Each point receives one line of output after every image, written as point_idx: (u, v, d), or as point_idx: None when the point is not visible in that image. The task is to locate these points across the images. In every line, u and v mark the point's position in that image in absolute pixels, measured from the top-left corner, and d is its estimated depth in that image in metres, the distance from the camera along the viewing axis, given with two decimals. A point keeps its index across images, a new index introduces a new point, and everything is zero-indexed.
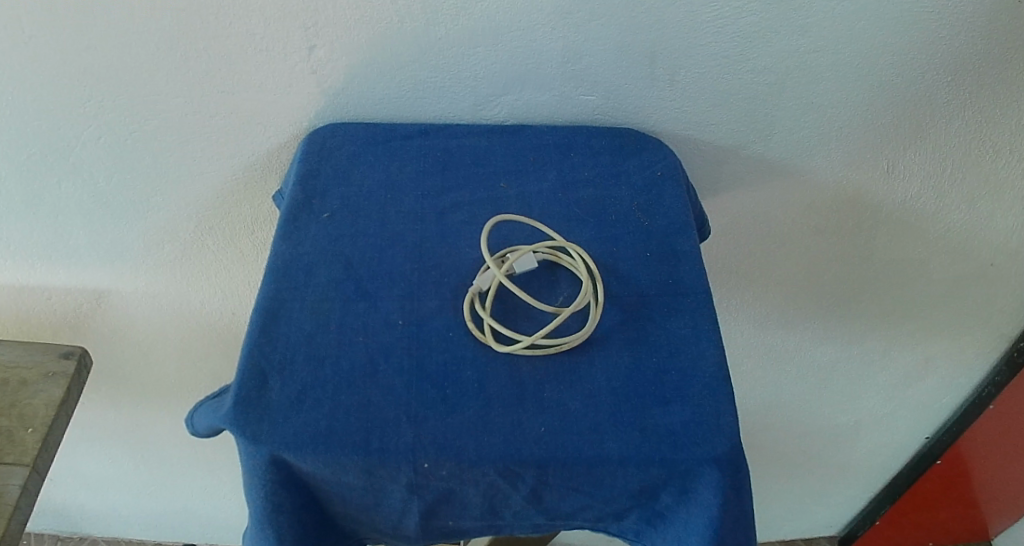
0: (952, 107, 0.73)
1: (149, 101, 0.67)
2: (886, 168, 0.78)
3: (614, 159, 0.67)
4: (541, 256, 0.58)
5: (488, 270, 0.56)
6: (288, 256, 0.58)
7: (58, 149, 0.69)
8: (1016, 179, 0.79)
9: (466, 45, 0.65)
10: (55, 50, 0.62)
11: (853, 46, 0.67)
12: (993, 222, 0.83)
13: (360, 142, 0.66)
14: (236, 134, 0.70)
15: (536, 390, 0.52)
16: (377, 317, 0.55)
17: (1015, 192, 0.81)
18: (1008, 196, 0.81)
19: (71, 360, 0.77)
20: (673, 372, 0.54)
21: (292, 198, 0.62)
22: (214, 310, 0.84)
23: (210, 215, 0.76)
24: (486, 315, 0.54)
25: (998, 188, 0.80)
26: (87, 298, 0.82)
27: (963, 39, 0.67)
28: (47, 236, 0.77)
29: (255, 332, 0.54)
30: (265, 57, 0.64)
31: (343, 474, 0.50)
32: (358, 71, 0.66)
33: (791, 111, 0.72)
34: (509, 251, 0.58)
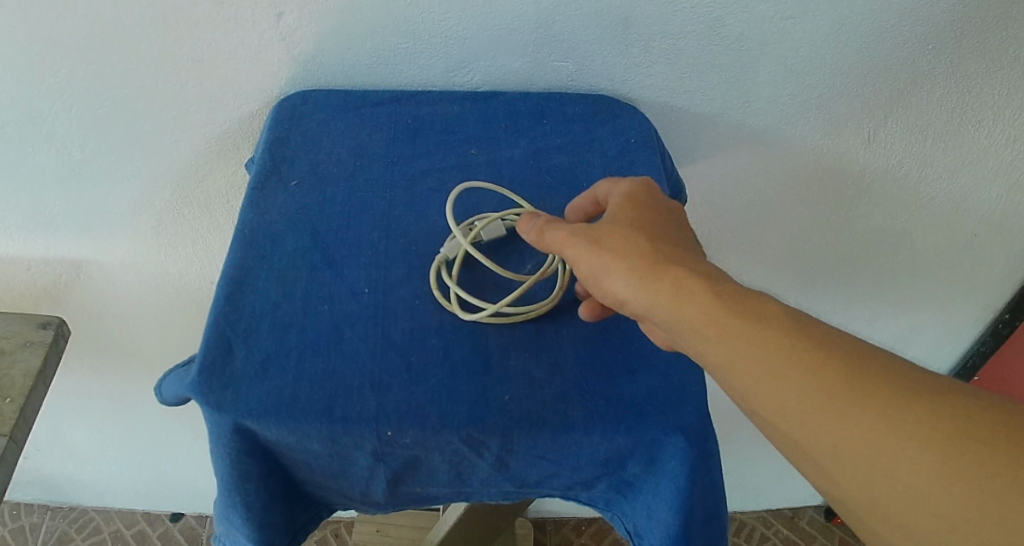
0: (934, 75, 0.71)
1: (119, 70, 0.66)
2: (868, 137, 0.77)
3: (588, 126, 0.66)
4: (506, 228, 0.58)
5: (454, 238, 0.56)
6: (255, 224, 0.57)
7: (29, 121, 0.68)
8: (1001, 148, 0.78)
9: (436, 12, 0.64)
10: (17, 21, 0.61)
11: (832, 11, 0.66)
12: (977, 192, 0.83)
13: (329, 108, 0.65)
14: (207, 104, 0.69)
15: (502, 358, 0.52)
16: (343, 286, 0.55)
17: (1000, 161, 0.80)
18: (993, 166, 0.80)
19: (49, 330, 0.76)
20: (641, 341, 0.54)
21: (260, 165, 0.61)
22: (193, 279, 0.84)
23: (185, 185, 0.76)
24: (452, 282, 0.54)
25: (981, 158, 0.79)
26: (67, 268, 0.82)
27: (945, 6, 0.66)
28: (22, 207, 0.76)
29: (219, 300, 0.53)
30: (233, 25, 0.63)
31: (308, 442, 0.50)
32: (327, 37, 0.65)
33: (770, 77, 0.71)
34: (475, 219, 0.58)
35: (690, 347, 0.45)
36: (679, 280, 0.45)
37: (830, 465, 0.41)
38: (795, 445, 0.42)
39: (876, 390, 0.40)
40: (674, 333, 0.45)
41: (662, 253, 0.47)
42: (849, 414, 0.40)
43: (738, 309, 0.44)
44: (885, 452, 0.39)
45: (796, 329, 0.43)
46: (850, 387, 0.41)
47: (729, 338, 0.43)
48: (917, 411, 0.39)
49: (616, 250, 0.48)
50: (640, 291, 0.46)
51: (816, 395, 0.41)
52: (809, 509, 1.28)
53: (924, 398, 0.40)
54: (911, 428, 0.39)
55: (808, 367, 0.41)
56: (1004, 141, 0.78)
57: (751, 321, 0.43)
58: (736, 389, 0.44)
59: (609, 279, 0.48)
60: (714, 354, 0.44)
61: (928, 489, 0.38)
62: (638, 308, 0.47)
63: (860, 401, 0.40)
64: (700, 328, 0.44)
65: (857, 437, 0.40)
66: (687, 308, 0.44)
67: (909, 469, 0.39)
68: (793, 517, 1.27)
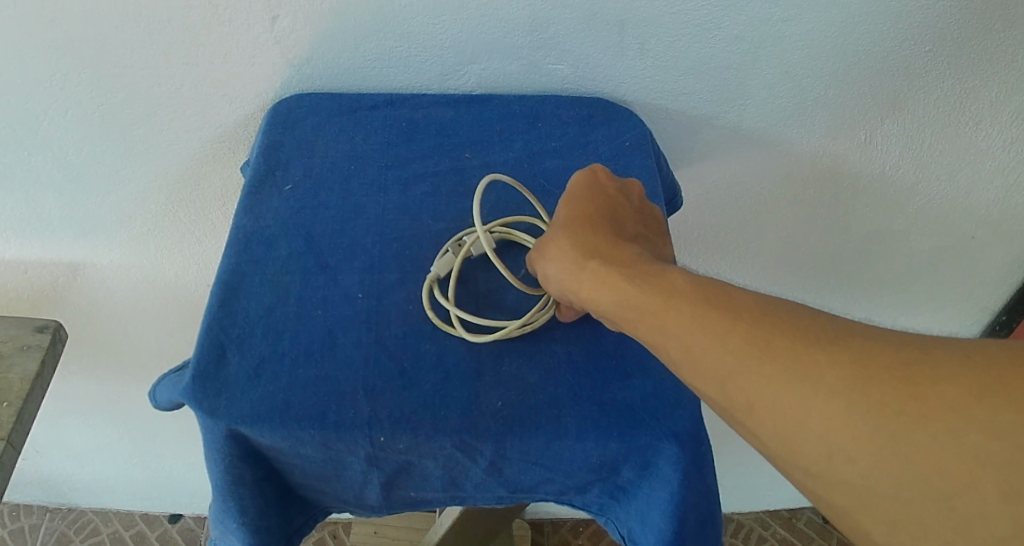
0: (930, 76, 0.71)
1: (116, 74, 0.66)
2: (864, 139, 0.77)
3: (582, 129, 0.66)
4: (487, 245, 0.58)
5: (445, 258, 0.56)
6: (250, 228, 0.58)
7: (25, 124, 0.69)
8: (998, 151, 0.78)
9: (431, 14, 0.64)
10: (11, 24, 0.61)
11: (829, 13, 0.66)
12: (974, 194, 0.82)
13: (324, 112, 0.65)
14: (203, 107, 0.69)
15: (495, 363, 0.53)
16: (336, 291, 0.55)
17: (997, 163, 0.79)
18: (990, 167, 0.80)
19: (47, 332, 0.77)
20: (634, 347, 0.54)
21: (255, 169, 0.61)
22: (190, 282, 0.84)
23: (181, 188, 0.76)
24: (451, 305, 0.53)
25: (978, 160, 0.79)
26: (65, 271, 0.82)
27: (941, 8, 0.66)
28: (19, 210, 0.76)
29: (213, 305, 0.53)
30: (228, 28, 0.63)
31: (301, 447, 0.50)
32: (322, 40, 0.65)
33: (765, 79, 0.71)
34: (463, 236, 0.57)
35: (617, 328, 0.47)
36: (598, 268, 0.48)
37: (792, 448, 0.39)
38: (755, 435, 0.41)
39: (819, 360, 0.39)
40: (603, 318, 0.48)
41: (588, 244, 0.50)
42: (797, 389, 0.39)
43: (667, 296, 0.44)
44: (842, 422, 0.38)
45: (731, 310, 0.43)
46: (793, 362, 0.40)
47: (665, 327, 0.44)
48: (865, 375, 0.38)
49: (553, 247, 0.52)
50: (570, 284, 0.50)
51: (760, 375, 0.40)
52: (807, 509, 1.28)
53: (870, 359, 0.38)
54: (862, 394, 0.38)
55: (747, 348, 0.41)
56: (1000, 143, 0.77)
57: (681, 309, 0.44)
58: (686, 381, 0.44)
59: (547, 277, 0.52)
60: (653, 343, 0.45)
61: (893, 452, 0.37)
62: (572, 298, 0.50)
63: (806, 375, 0.39)
64: (621, 313, 0.46)
65: (811, 412, 0.39)
66: (604, 296, 0.47)
67: (873, 436, 0.37)
68: (791, 518, 1.27)
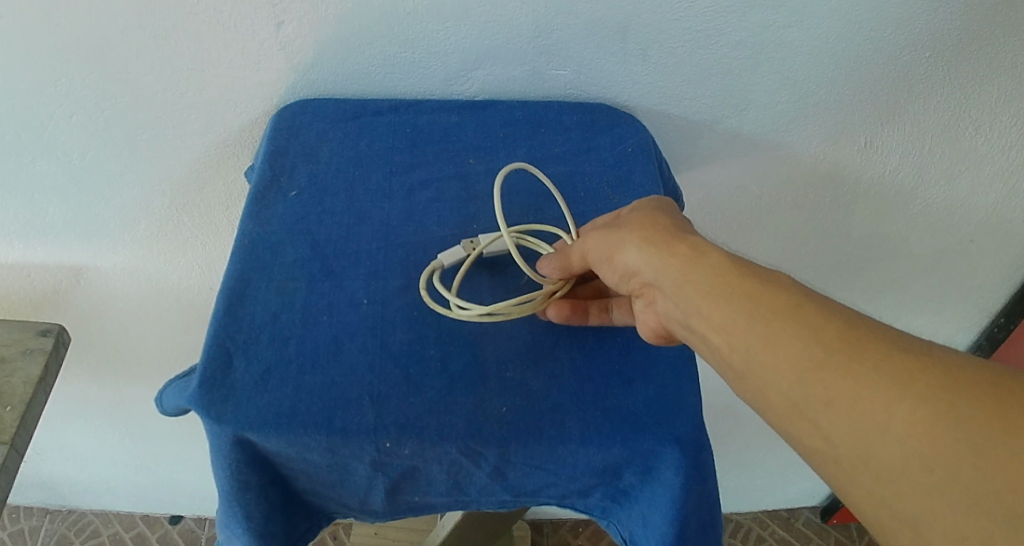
0: (932, 82, 0.72)
1: (121, 79, 0.66)
2: (865, 144, 0.77)
3: (585, 135, 0.67)
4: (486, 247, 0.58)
5: (456, 253, 0.57)
6: (255, 234, 0.58)
7: (29, 128, 0.69)
8: (998, 155, 0.78)
9: (435, 21, 0.64)
10: (15, 29, 0.61)
11: (832, 19, 0.66)
12: (974, 198, 0.83)
13: (328, 117, 0.66)
14: (207, 112, 0.69)
15: (499, 370, 0.53)
16: (342, 297, 0.55)
17: (997, 167, 0.80)
18: (991, 171, 0.80)
19: (49, 337, 0.77)
20: (636, 353, 0.55)
21: (260, 175, 0.62)
22: (192, 285, 0.85)
23: (184, 192, 0.76)
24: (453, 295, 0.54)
25: (979, 164, 0.79)
26: (67, 274, 0.82)
27: (943, 14, 0.67)
28: (22, 213, 0.76)
29: (220, 310, 0.54)
30: (233, 34, 0.64)
31: (307, 453, 0.50)
32: (327, 46, 0.65)
33: (767, 85, 0.71)
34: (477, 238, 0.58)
35: (692, 308, 0.47)
36: (688, 252, 0.49)
37: (865, 448, 0.40)
38: (823, 434, 0.41)
39: (908, 367, 0.40)
40: (677, 297, 0.48)
41: (674, 232, 0.51)
42: (881, 392, 0.40)
43: (758, 290, 0.46)
44: (925, 425, 0.38)
45: (822, 311, 0.44)
46: (882, 363, 0.41)
47: (751, 317, 0.45)
48: (954, 384, 0.39)
49: (632, 227, 0.52)
50: (652, 258, 0.50)
51: (848, 371, 0.41)
52: (805, 509, 1.28)
53: (958, 373, 0.39)
54: (950, 402, 0.38)
55: (835, 345, 0.42)
56: (1001, 147, 0.78)
57: (771, 303, 0.45)
58: (756, 376, 0.44)
59: (622, 250, 0.51)
60: (733, 330, 0.45)
61: (974, 462, 0.37)
62: (647, 274, 0.50)
63: (896, 377, 0.40)
64: (707, 293, 0.47)
65: (892, 415, 0.39)
66: (696, 273, 0.48)
67: (955, 443, 0.37)
68: (789, 518, 1.27)
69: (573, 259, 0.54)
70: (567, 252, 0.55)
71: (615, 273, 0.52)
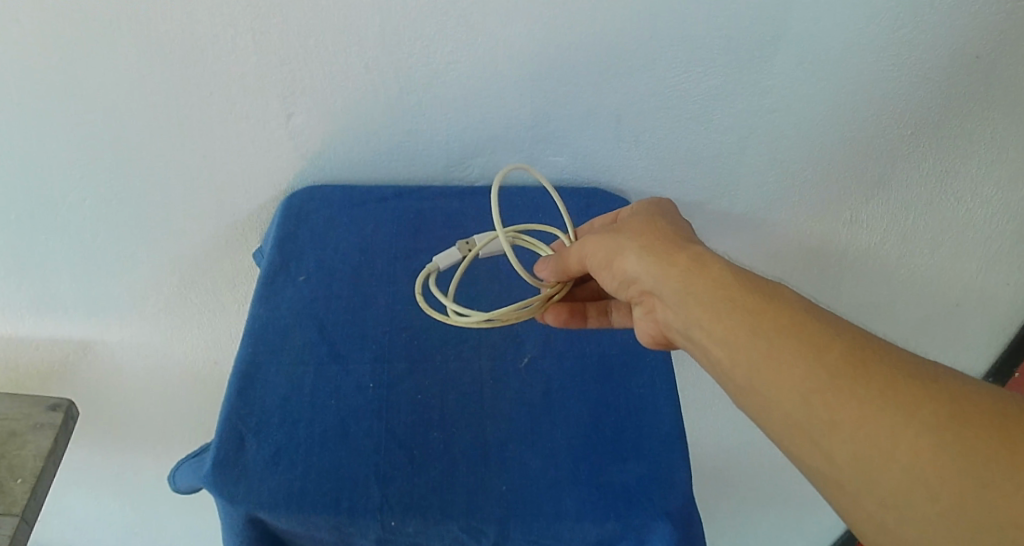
0: (913, 158, 0.76)
1: (137, 164, 0.69)
2: (850, 217, 0.81)
3: (581, 219, 0.71)
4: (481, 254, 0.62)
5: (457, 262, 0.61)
6: (266, 318, 0.61)
7: (48, 208, 0.72)
8: (979, 224, 0.82)
9: (438, 111, 0.68)
10: (40, 118, 0.65)
11: (815, 103, 0.71)
12: (957, 265, 0.86)
13: (336, 204, 0.69)
14: (218, 195, 0.72)
15: (499, 449, 0.56)
16: (349, 381, 0.58)
17: (978, 236, 0.83)
18: (972, 239, 0.84)
19: (59, 411, 0.78)
20: (630, 431, 0.58)
21: (271, 260, 0.65)
22: (198, 360, 0.87)
23: (194, 270, 0.79)
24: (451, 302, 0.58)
25: (960, 233, 0.83)
26: (74, 348, 0.84)
27: (921, 95, 0.71)
28: (35, 287, 0.78)
29: (232, 394, 0.56)
30: (245, 124, 0.67)
31: (315, 531, 0.53)
32: (335, 135, 0.69)
33: (755, 166, 0.75)
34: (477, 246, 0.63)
35: (694, 320, 0.50)
36: (687, 261, 0.51)
37: (870, 474, 0.42)
38: (829, 458, 0.44)
39: (913, 394, 0.42)
40: (677, 308, 0.50)
41: (672, 238, 0.53)
42: (888, 419, 0.42)
43: (760, 306, 0.48)
44: (929, 455, 0.41)
45: (825, 331, 0.46)
46: (888, 388, 0.43)
47: (756, 336, 0.47)
48: (959, 415, 0.41)
49: (631, 233, 0.54)
50: (649, 266, 0.52)
51: (854, 396, 0.43)
52: None
53: (964, 402, 0.42)
54: (955, 434, 0.41)
55: (842, 367, 0.44)
56: (981, 217, 0.81)
57: (779, 321, 0.47)
58: (762, 397, 0.46)
59: (621, 257, 0.53)
60: (738, 349, 0.47)
61: (979, 494, 0.40)
62: (646, 281, 0.52)
63: (902, 404, 0.42)
64: (709, 307, 0.49)
65: (899, 443, 0.42)
66: (695, 285, 0.50)
67: (959, 475, 0.40)
68: None
69: (572, 262, 0.57)
70: (565, 255, 0.57)
71: (613, 278, 0.55)
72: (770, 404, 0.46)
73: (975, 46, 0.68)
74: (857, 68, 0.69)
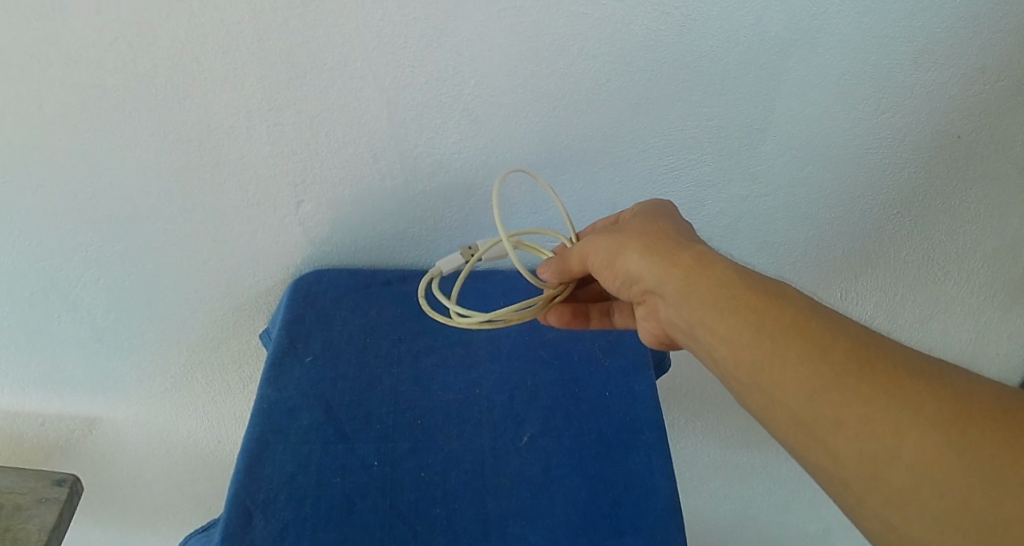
0: (899, 236, 0.81)
1: (147, 245, 0.71)
2: (842, 296, 0.87)
3: None
4: (483, 259, 0.66)
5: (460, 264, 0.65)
6: (274, 398, 0.64)
7: (57, 290, 0.72)
8: (963, 297, 0.87)
9: (442, 199, 0.72)
10: (52, 202, 0.66)
11: (803, 187, 0.76)
12: (946, 335, 0.91)
13: (341, 287, 0.72)
14: (228, 278, 0.75)
15: (501, 524, 0.58)
16: (354, 459, 0.61)
17: (964, 307, 0.88)
18: (958, 311, 0.89)
19: (64, 486, 0.79)
20: (627, 505, 0.59)
21: (278, 342, 0.68)
22: (201, 437, 0.89)
23: (201, 349, 0.80)
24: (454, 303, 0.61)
25: (947, 306, 0.88)
26: (80, 425, 0.85)
27: (904, 174, 0.76)
28: (42, 366, 0.79)
29: (241, 472, 0.59)
30: (254, 210, 0.69)
31: None
32: (343, 221, 0.72)
33: (749, 249, 0.81)
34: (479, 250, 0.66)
35: (698, 320, 0.52)
36: (689, 262, 0.54)
37: (874, 470, 0.45)
38: (833, 455, 0.46)
39: (915, 392, 0.45)
40: (680, 307, 0.53)
41: (673, 238, 0.56)
42: (891, 415, 0.45)
43: (762, 306, 0.51)
44: (932, 450, 0.43)
45: (826, 330, 0.49)
46: (890, 386, 0.45)
47: (759, 335, 0.50)
48: (960, 413, 0.44)
49: (632, 234, 0.57)
50: (652, 267, 0.55)
51: (856, 391, 0.46)
52: None
53: (965, 400, 0.44)
54: (957, 430, 0.43)
55: (845, 366, 0.47)
56: (966, 290, 0.87)
57: (781, 322, 0.49)
58: (767, 395, 0.49)
59: (623, 257, 0.56)
60: (741, 347, 0.50)
61: (982, 489, 0.42)
62: (648, 281, 0.55)
63: (903, 400, 0.45)
64: (712, 307, 0.52)
65: (904, 439, 0.44)
66: (699, 285, 0.53)
67: (963, 470, 0.42)
68: None
69: (573, 262, 0.59)
70: (565, 256, 0.60)
71: (615, 277, 0.58)
72: (774, 404, 0.49)
73: (956, 127, 0.73)
74: (845, 151, 0.74)
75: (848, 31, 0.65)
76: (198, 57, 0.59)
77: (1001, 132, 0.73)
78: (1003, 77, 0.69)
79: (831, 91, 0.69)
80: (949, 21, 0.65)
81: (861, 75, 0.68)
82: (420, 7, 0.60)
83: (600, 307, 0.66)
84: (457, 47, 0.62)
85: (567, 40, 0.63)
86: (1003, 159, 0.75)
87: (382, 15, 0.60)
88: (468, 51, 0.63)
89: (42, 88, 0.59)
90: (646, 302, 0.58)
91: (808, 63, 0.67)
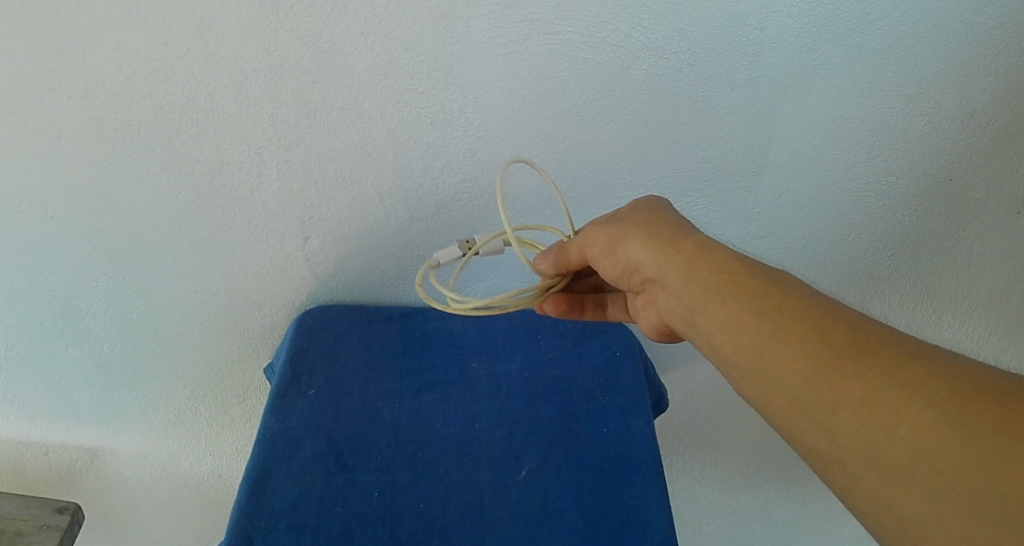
0: (893, 278, 0.83)
1: (156, 277, 0.72)
2: None
3: (577, 340, 0.76)
4: (479, 252, 0.65)
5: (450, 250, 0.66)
6: (277, 428, 0.65)
7: (66, 320, 0.74)
8: (958, 337, 0.89)
9: (445, 237, 0.74)
10: (65, 233, 0.67)
11: (798, 229, 0.78)
12: None
13: (345, 322, 0.74)
14: (233, 313, 0.76)
15: None
16: (354, 490, 0.62)
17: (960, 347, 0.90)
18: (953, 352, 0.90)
19: (65, 514, 0.80)
20: (624, 540, 0.60)
21: (283, 375, 0.70)
22: (203, 470, 0.90)
23: (205, 382, 0.82)
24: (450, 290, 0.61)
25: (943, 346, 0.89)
26: (82, 456, 0.86)
27: (900, 217, 0.78)
28: (47, 397, 0.80)
29: (243, 499, 0.60)
30: (262, 244, 0.71)
31: None
32: (348, 258, 0.74)
33: None
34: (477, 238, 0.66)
35: (698, 305, 0.54)
36: (690, 249, 0.55)
37: (873, 450, 0.45)
38: (830, 436, 0.47)
39: (913, 373, 0.46)
40: (680, 294, 0.55)
41: (674, 227, 0.58)
42: (888, 394, 0.45)
43: (763, 293, 0.52)
44: (930, 428, 0.44)
45: (825, 315, 0.50)
46: (887, 368, 0.46)
47: (759, 319, 0.51)
48: (959, 392, 0.44)
49: (633, 223, 0.58)
50: (653, 254, 0.56)
51: (854, 372, 0.47)
52: None
53: (963, 380, 0.45)
54: (956, 408, 0.44)
55: (844, 349, 0.48)
56: (961, 331, 0.88)
57: (780, 307, 0.51)
58: (765, 378, 0.50)
59: (624, 245, 0.58)
60: (741, 331, 0.51)
61: (981, 465, 0.42)
62: (649, 268, 0.57)
63: (901, 380, 0.46)
64: (713, 292, 0.53)
65: (901, 418, 0.45)
66: (699, 272, 0.54)
67: (961, 447, 0.43)
68: None
69: (571, 253, 0.61)
70: (565, 246, 0.61)
71: (616, 266, 0.59)
72: (772, 388, 0.49)
73: (947, 169, 0.74)
74: (840, 193, 0.75)
75: (841, 79, 0.68)
76: (212, 93, 0.61)
77: (992, 175, 0.75)
78: (993, 120, 0.71)
79: (826, 135, 0.71)
80: (939, 68, 0.68)
81: (855, 120, 0.70)
82: (427, 50, 0.62)
83: (595, 299, 0.68)
84: (462, 89, 0.64)
85: (568, 84, 0.65)
86: (995, 200, 0.77)
87: (390, 57, 0.62)
88: (472, 93, 0.65)
89: (61, 121, 0.61)
90: (646, 292, 0.59)
91: (803, 106, 0.69)
